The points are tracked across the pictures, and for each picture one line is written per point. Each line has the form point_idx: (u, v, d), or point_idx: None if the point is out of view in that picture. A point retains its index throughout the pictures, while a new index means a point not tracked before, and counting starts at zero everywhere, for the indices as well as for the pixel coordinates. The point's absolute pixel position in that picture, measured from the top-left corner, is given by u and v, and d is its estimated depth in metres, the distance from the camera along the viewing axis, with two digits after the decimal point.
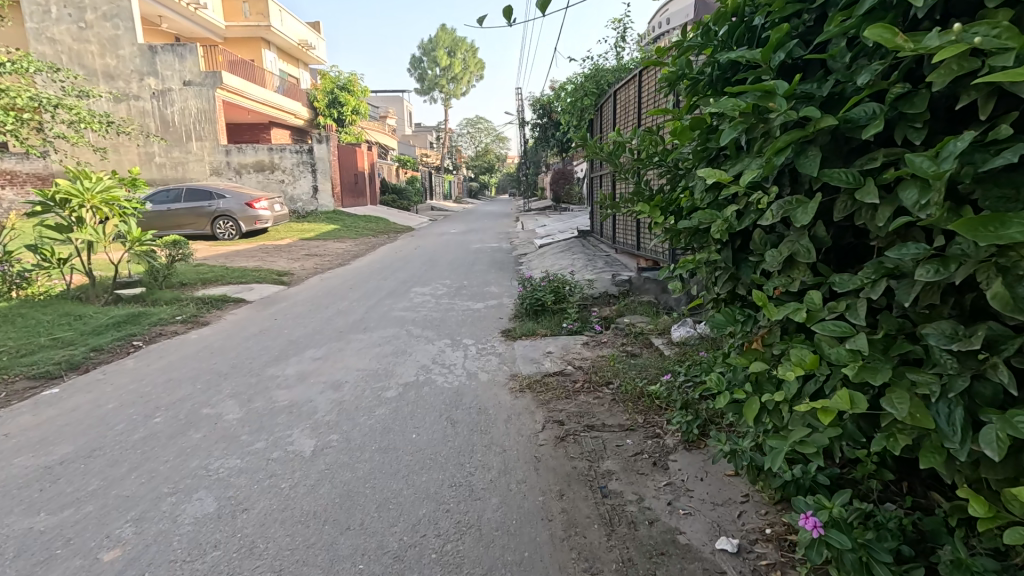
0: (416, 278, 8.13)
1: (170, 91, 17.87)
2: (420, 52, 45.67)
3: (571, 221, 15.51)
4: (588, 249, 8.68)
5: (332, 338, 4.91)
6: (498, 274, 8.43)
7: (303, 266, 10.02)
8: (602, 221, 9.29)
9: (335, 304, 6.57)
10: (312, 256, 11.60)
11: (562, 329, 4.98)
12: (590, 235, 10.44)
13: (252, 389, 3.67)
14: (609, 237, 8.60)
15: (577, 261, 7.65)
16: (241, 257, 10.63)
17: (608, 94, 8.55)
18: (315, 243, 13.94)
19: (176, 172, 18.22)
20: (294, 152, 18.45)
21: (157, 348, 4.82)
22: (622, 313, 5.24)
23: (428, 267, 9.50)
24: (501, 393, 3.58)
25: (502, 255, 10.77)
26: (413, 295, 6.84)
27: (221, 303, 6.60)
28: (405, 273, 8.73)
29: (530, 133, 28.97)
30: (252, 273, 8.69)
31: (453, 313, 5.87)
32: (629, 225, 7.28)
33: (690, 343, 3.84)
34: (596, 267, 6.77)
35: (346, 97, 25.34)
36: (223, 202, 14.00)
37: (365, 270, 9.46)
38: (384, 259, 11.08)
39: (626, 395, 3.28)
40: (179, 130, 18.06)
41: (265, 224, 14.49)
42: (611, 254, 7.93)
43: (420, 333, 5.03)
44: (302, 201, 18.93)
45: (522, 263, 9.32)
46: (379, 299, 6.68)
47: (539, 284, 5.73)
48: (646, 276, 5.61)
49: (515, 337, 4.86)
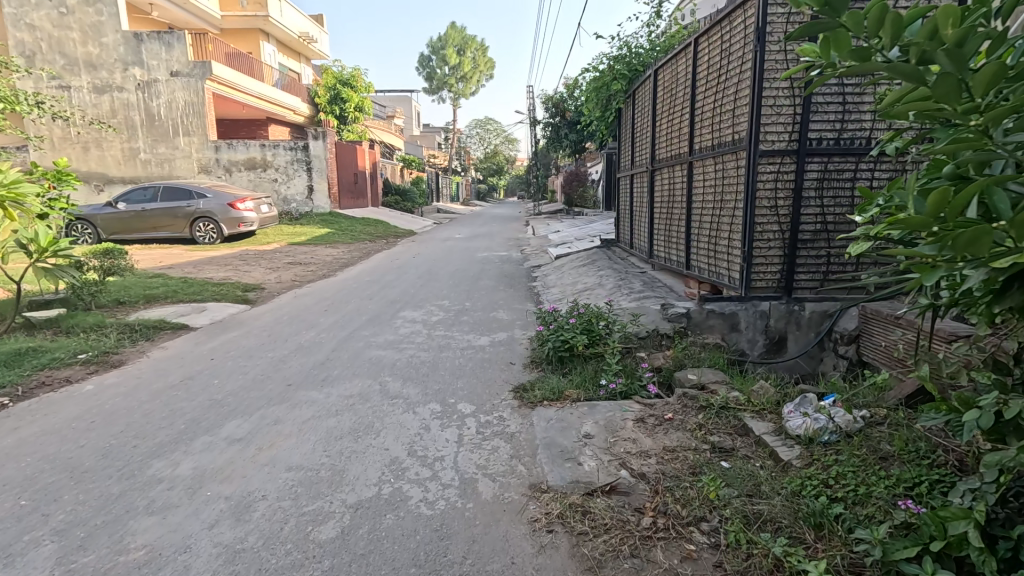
0: (408, 298, 6.69)
1: (156, 82, 16.61)
2: (429, 50, 44.36)
3: (586, 227, 13.93)
4: (616, 264, 7.18)
5: (274, 397, 3.48)
6: (507, 292, 6.97)
7: (279, 277, 8.61)
8: (631, 231, 7.85)
9: (301, 333, 5.16)
10: (293, 264, 10.19)
11: (600, 388, 3.50)
12: (616, 246, 8.94)
13: (104, 511, 2.24)
14: (641, 250, 7.17)
15: (605, 283, 6.17)
16: (211, 267, 9.25)
17: (644, 77, 7.13)
18: (303, 248, 12.55)
19: (162, 170, 17.01)
20: (288, 149, 17.14)
21: (21, 410, 3.38)
22: (681, 366, 3.79)
23: (425, 281, 8.04)
24: (512, 535, 2.10)
25: (511, 267, 9.28)
26: (400, 323, 5.39)
27: (154, 332, 5.17)
28: (397, 290, 7.31)
29: (540, 133, 27.38)
30: (214, 287, 7.29)
31: (447, 354, 4.41)
32: (673, 240, 5.87)
33: (823, 445, 2.39)
34: (634, 291, 5.37)
35: (348, 93, 24.02)
36: (203, 202, 12.65)
37: (350, 284, 8.04)
38: (376, 270, 9.66)
39: (742, 565, 1.81)
40: (166, 124, 16.82)
41: (249, 226, 13.11)
42: (645, 272, 6.47)
43: (398, 390, 3.58)
44: (296, 201, 17.55)
45: (536, 279, 7.86)
46: (355, 328, 5.24)
47: (565, 317, 4.26)
48: (708, 309, 4.19)
49: (534, 402, 3.38)
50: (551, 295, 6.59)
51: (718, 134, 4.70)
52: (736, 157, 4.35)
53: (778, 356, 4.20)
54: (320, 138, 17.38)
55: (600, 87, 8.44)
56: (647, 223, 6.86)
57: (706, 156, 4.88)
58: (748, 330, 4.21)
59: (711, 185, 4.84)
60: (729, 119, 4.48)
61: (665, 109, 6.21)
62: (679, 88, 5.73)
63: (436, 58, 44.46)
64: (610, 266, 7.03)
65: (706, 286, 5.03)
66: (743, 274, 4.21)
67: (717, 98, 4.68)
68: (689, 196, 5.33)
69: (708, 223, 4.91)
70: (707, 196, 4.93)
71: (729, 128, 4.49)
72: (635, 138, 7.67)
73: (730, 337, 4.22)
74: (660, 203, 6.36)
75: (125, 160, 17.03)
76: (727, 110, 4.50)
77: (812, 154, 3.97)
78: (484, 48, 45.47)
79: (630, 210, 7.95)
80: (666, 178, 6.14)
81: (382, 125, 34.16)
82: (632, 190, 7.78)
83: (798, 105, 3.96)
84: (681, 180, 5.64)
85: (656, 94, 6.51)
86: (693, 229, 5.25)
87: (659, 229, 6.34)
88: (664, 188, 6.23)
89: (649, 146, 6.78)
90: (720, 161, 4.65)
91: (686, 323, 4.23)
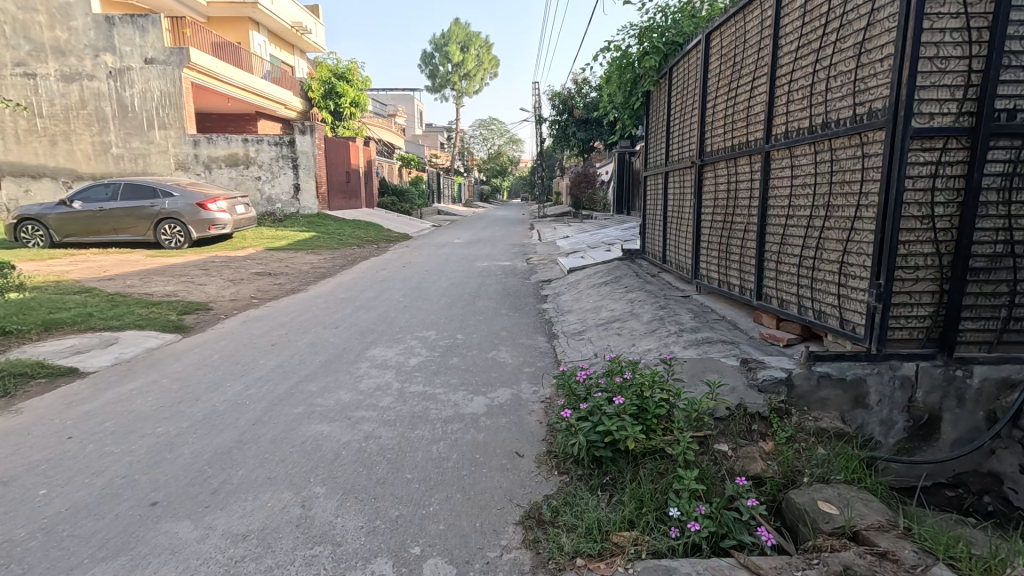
0: (384, 327, 5.26)
1: (129, 70, 15.29)
2: (432, 47, 43.00)
3: (601, 234, 12.45)
4: (649, 285, 5.73)
5: (109, 541, 2.03)
6: (510, 319, 5.52)
7: (237, 293, 7.16)
8: (663, 243, 6.41)
9: (224, 384, 3.72)
10: (261, 275, 8.76)
11: (671, 525, 2.05)
12: (642, 259, 7.47)
13: None
14: (679, 268, 5.75)
15: (640, 314, 4.70)
16: (159, 279, 7.82)
17: (686, 50, 5.66)
18: (280, 255, 11.11)
19: (135, 166, 15.62)
20: (273, 144, 15.72)
21: None
22: (794, 481, 2.34)
23: (410, 301, 6.58)
24: None
25: (515, 282, 7.84)
26: (364, 372, 3.94)
27: (20, 381, 3.72)
28: (371, 314, 5.87)
29: (545, 132, 26.00)
30: (146, 307, 5.85)
31: (421, 433, 2.95)
32: (730, 259, 4.45)
33: None
34: (685, 331, 3.92)
35: (343, 88, 22.66)
36: (169, 202, 11.23)
37: (319, 304, 6.61)
38: (357, 283, 8.19)
39: None
40: (140, 116, 15.46)
41: (221, 229, 11.67)
42: (689, 298, 5.05)
43: (328, 522, 2.15)
44: (281, 202, 16.11)
45: (546, 300, 6.40)
46: (299, 378, 3.79)
47: (601, 381, 2.80)
48: (819, 374, 2.75)
49: (559, 562, 1.93)
50: (567, 326, 5.13)
51: (816, 111, 3.26)
52: (858, 141, 2.89)
53: (927, 446, 2.74)
54: (307, 133, 15.95)
55: (625, 69, 7.02)
56: (688, 235, 5.45)
57: (795, 143, 3.43)
58: (881, 406, 2.75)
59: (803, 185, 3.40)
60: (841, 87, 3.03)
61: (719, 87, 4.76)
62: (742, 55, 4.27)
63: (438, 55, 43.08)
64: (640, 288, 5.58)
65: (792, 327, 3.60)
66: (875, 320, 2.76)
67: (817, 59, 3.22)
68: (764, 200, 3.88)
69: (796, 239, 3.48)
70: (794, 199, 3.49)
71: (842, 98, 3.03)
72: (671, 127, 6.20)
73: (853, 416, 2.76)
74: (710, 210, 4.90)
75: (95, 155, 15.64)
76: (839, 74, 3.05)
77: (998, 134, 2.52)
78: (489, 45, 44.17)
79: (663, 216, 6.49)
80: (722, 176, 4.69)
81: (381, 124, 32.74)
82: (666, 192, 6.32)
83: (975, 58, 2.53)
84: (746, 179, 4.21)
85: (706, 64, 5.06)
86: (769, 247, 3.81)
87: (708, 244, 4.92)
88: (714, 190, 4.80)
89: (695, 133, 5.34)
90: (821, 150, 3.21)
91: (786, 394, 2.76)
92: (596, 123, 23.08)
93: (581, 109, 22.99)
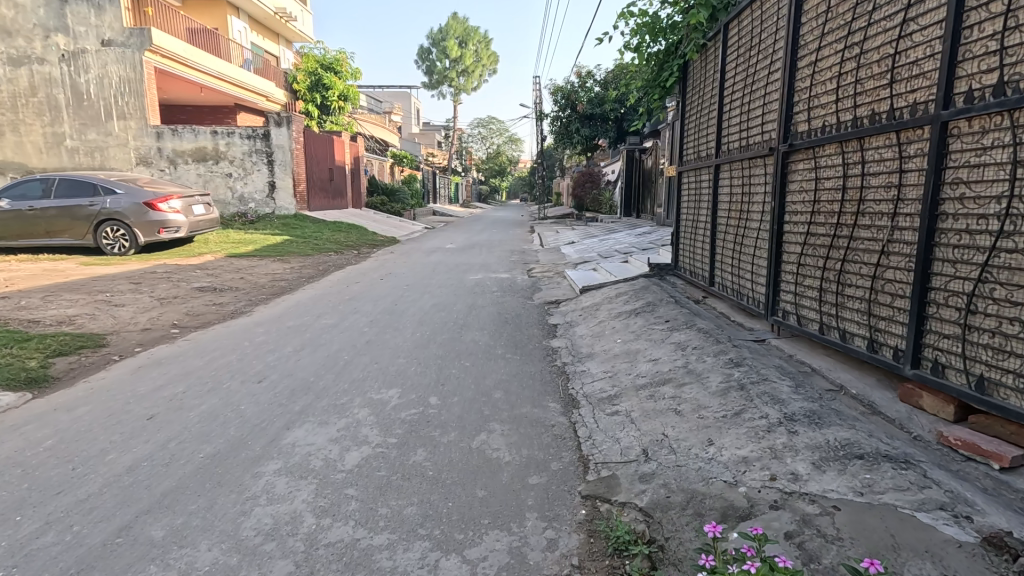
0: (327, 382, 3.69)
1: (83, 53, 13.75)
2: (430, 41, 41.45)
3: (612, 240, 10.93)
4: (696, 318, 4.17)
5: None
6: (508, 370, 3.96)
7: (157, 318, 5.58)
8: (710, 260, 4.86)
9: (8, 519, 2.13)
10: (204, 290, 7.17)
11: None
12: (674, 276, 5.94)
13: None
14: (739, 296, 4.23)
15: (702, 374, 3.12)
16: (68, 297, 6.23)
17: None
18: (240, 263, 9.50)
19: (92, 160, 14.02)
20: (244, 137, 14.10)
21: None
22: None
23: (376, 333, 5.01)
24: None
25: (514, 303, 6.27)
26: (263, 488, 2.36)
27: None
28: (319, 357, 4.30)
29: (546, 128, 24.54)
30: (7, 344, 4.26)
31: None
32: (843, 295, 2.93)
33: None
34: (801, 424, 2.35)
35: (331, 79, 21.21)
36: (111, 200, 9.65)
37: (257, 337, 5.01)
38: (319, 302, 6.61)
39: None
40: (97, 105, 13.88)
41: (173, 233, 9.99)
42: (765, 344, 3.51)
43: None
44: (255, 201, 14.47)
45: (555, 335, 4.84)
46: (144, 508, 2.20)
47: None
48: None
49: None
50: (590, 385, 3.55)
51: None
52: None
53: None
54: (283, 125, 14.34)
55: (664, 22, 5.40)
56: (757, 253, 3.91)
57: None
58: None
59: None
60: None
61: (814, 36, 3.15)
62: None
63: (437, 50, 41.41)
64: (688, 324, 4.02)
65: (1008, 431, 2.07)
66: None
67: None
68: (932, 205, 2.31)
69: (1022, 277, 1.98)
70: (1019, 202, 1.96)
71: None
72: (722, 106, 4.60)
73: None
74: (799, 218, 3.34)
75: (46, 148, 14.02)
76: None
77: None
78: (488, 41, 42.71)
79: (709, 223, 4.92)
80: (822, 167, 3.13)
81: (375, 119, 31.09)
82: (713, 192, 4.75)
83: None
84: (880, 171, 2.66)
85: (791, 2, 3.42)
86: (940, 284, 2.29)
87: (794, 268, 3.38)
88: (810, 189, 3.24)
89: (769, 107, 3.72)
90: None
91: None
92: (601, 119, 21.61)
93: (584, 103, 21.46)
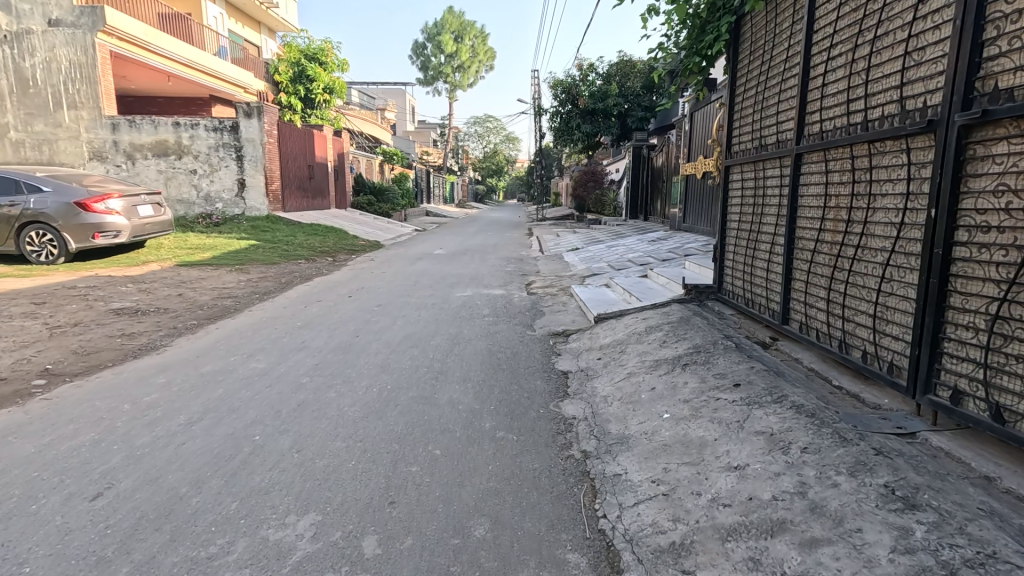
0: (205, 499, 2.27)
1: (28, 34, 12.31)
2: (424, 36, 39.90)
3: (623, 248, 9.52)
4: (784, 384, 2.74)
5: None
6: (498, 468, 2.54)
7: (28, 360, 4.15)
8: (784, 289, 3.46)
9: None
10: (123, 313, 5.73)
11: None
12: (719, 302, 4.55)
13: None
14: (842, 349, 2.84)
15: (848, 524, 1.72)
16: None
17: None
18: (188, 275, 8.05)
19: (39, 155, 12.54)
20: (209, 129, 12.64)
21: None
22: None
23: (315, 388, 3.59)
24: None
25: (509, 335, 4.84)
26: None
27: None
28: (217, 437, 2.87)
29: (545, 125, 23.07)
30: None
31: None
32: None
33: None
34: None
35: (314, 70, 19.77)
36: (35, 199, 8.19)
37: (151, 391, 3.59)
38: (261, 329, 5.19)
39: None
40: (44, 93, 12.42)
41: (111, 238, 8.50)
42: (925, 448, 2.10)
43: None
44: (222, 200, 13.02)
45: (565, 395, 3.42)
46: None
47: None
48: None
49: None
50: (631, 511, 2.15)
51: None
52: None
53: None
54: (253, 116, 12.88)
55: None
56: (882, 289, 2.53)
57: None
58: None
59: None
60: None
61: None
62: None
63: (431, 45, 39.91)
64: (774, 396, 2.60)
65: None
66: None
67: None
68: None
69: None
70: None
71: None
72: (809, 70, 3.20)
73: None
74: (995, 237, 1.96)
75: None
76: None
77: None
78: (484, 36, 41.21)
79: (782, 237, 3.52)
80: None
81: (366, 114, 29.49)
82: (791, 193, 3.35)
83: None
84: None
85: None
86: None
87: (980, 324, 2.01)
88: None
89: (920, 59, 2.31)
90: None
91: None
92: (603, 114, 20.11)
93: (586, 98, 20.00)
